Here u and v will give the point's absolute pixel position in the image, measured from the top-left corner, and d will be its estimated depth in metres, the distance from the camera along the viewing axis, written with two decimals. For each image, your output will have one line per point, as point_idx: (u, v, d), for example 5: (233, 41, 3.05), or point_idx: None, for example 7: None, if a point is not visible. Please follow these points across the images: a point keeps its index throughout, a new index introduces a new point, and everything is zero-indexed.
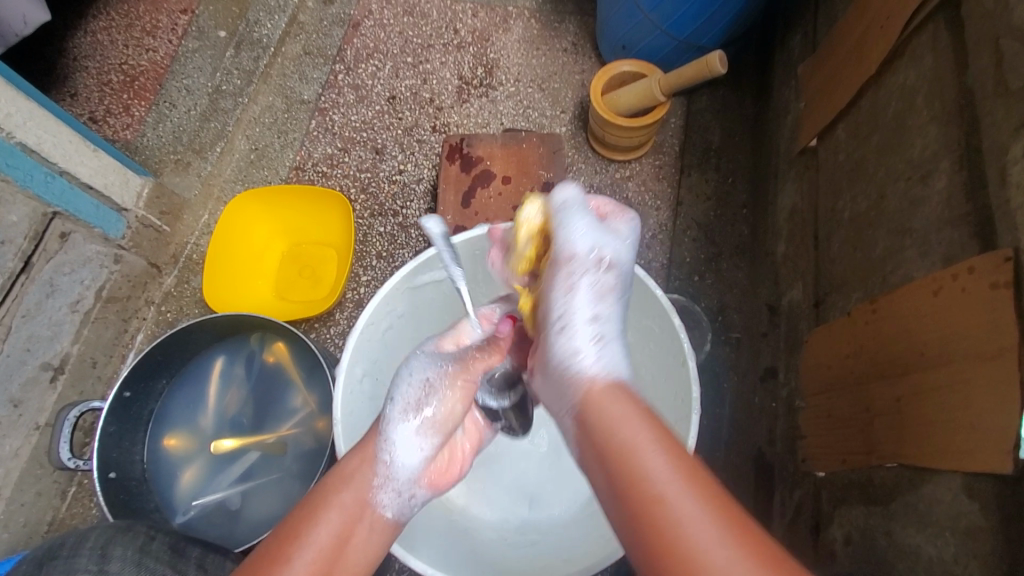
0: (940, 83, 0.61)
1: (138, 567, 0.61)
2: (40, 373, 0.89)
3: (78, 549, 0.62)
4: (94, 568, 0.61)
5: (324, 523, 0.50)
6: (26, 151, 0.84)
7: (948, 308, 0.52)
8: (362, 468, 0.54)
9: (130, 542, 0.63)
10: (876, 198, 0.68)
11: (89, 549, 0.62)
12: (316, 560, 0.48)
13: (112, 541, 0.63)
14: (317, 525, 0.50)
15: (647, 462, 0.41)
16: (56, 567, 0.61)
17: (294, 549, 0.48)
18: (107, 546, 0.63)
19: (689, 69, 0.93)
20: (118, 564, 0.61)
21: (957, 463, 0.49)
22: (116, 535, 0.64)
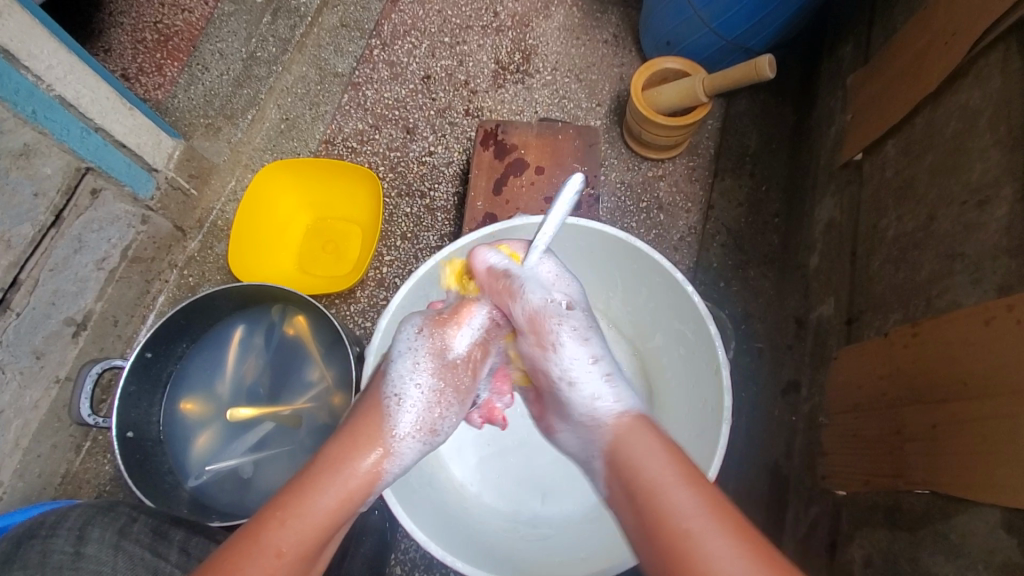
0: (1008, 106, 0.59)
1: (115, 552, 0.62)
2: (63, 328, 0.89)
3: (56, 529, 0.63)
4: (70, 551, 0.61)
5: (325, 494, 0.49)
6: (64, 105, 0.83)
7: (999, 339, 0.51)
8: (367, 440, 0.53)
9: (110, 523, 0.64)
10: (925, 220, 0.67)
11: (67, 531, 0.63)
12: (318, 527, 0.48)
13: (90, 523, 0.64)
14: (316, 502, 0.49)
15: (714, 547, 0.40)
16: (34, 548, 0.61)
17: (297, 513, 0.48)
18: (85, 528, 0.63)
19: (736, 72, 0.91)
20: (96, 547, 0.62)
21: (1000, 497, 0.48)
22: (95, 516, 0.65)
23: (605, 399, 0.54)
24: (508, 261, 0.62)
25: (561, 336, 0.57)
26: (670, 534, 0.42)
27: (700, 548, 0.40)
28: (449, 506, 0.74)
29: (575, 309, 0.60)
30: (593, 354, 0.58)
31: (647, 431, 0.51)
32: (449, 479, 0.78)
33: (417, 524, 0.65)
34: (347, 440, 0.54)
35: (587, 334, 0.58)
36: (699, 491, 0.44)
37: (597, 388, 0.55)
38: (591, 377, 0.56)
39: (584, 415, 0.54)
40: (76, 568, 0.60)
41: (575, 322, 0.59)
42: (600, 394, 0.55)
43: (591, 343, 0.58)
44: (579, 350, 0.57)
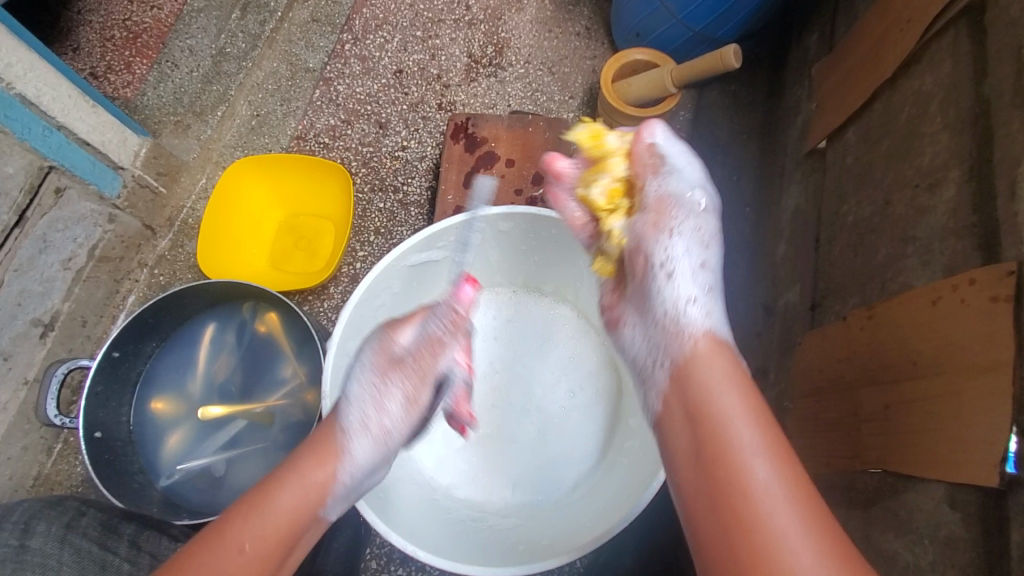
0: (956, 91, 0.60)
1: (61, 544, 0.61)
2: (29, 329, 0.88)
3: (1, 522, 0.62)
4: (14, 544, 0.60)
5: (284, 495, 0.52)
6: (25, 103, 0.82)
7: (946, 318, 0.52)
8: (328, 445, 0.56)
9: (57, 517, 0.64)
10: (881, 204, 0.68)
11: (12, 524, 0.62)
12: (278, 524, 0.51)
13: (37, 516, 0.63)
14: (273, 500, 0.52)
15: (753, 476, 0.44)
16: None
17: (259, 512, 0.51)
18: (31, 521, 0.63)
19: (702, 62, 0.92)
20: (41, 539, 0.61)
21: (944, 473, 0.49)
22: (41, 511, 0.64)
23: (696, 310, 0.58)
24: (666, 144, 0.65)
25: (670, 233, 0.61)
26: (715, 468, 0.46)
27: (750, 482, 0.44)
28: (418, 498, 0.74)
29: (702, 254, 0.62)
30: (700, 256, 0.62)
31: (726, 358, 0.54)
32: (420, 471, 0.78)
33: (383, 516, 0.66)
34: (297, 462, 0.55)
35: (695, 260, 0.61)
36: (747, 407, 0.49)
37: (689, 295, 0.59)
38: (698, 284, 0.60)
39: (665, 317, 0.59)
40: (19, 561, 0.59)
41: (707, 251, 0.62)
42: (704, 309, 0.58)
43: (692, 255, 0.61)
44: (688, 242, 0.62)
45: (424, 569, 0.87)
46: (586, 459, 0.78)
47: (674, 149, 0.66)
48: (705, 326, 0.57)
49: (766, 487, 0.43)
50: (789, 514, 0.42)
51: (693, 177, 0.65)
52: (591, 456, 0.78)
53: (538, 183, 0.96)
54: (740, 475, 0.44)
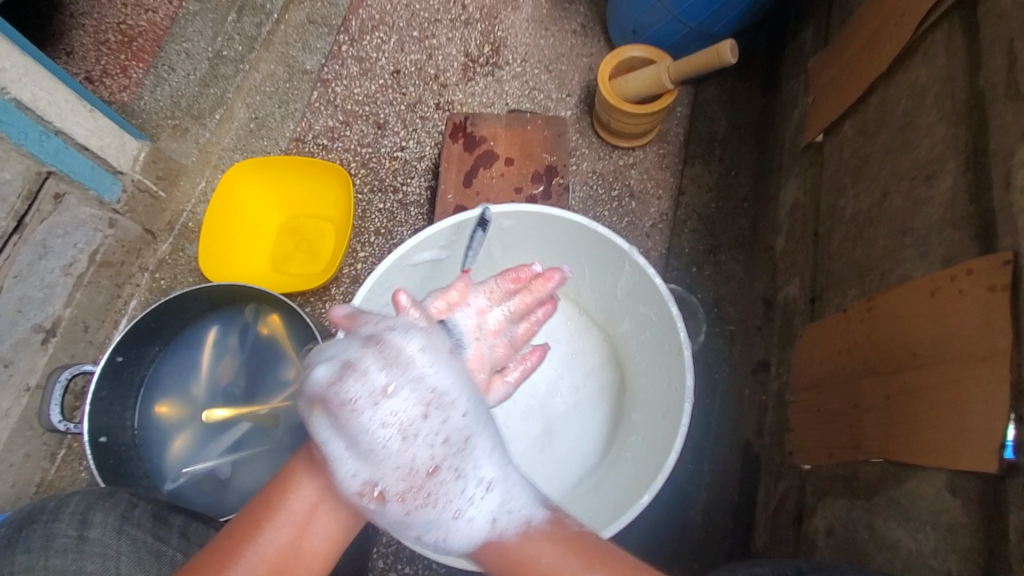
0: (951, 83, 0.60)
1: (118, 535, 0.62)
2: (31, 335, 0.88)
3: (58, 513, 0.63)
4: (73, 535, 0.62)
5: (293, 499, 0.55)
6: (20, 109, 0.82)
7: (943, 308, 0.53)
8: (324, 452, 0.56)
9: (112, 508, 0.64)
10: (879, 197, 0.68)
11: (69, 515, 0.63)
12: (285, 528, 0.54)
13: (92, 508, 0.63)
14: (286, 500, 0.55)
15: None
16: (36, 531, 0.62)
17: (265, 520, 0.54)
18: (87, 512, 0.63)
19: (699, 58, 0.93)
20: (98, 530, 0.62)
21: (944, 461, 0.50)
22: (97, 502, 0.64)
23: (463, 504, 0.56)
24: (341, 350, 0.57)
25: (375, 407, 0.55)
26: (516, 561, 0.55)
27: (539, 565, 0.55)
28: None
29: (432, 459, 0.56)
30: (477, 475, 0.57)
31: (547, 546, 0.56)
32: None
33: None
34: (279, 491, 0.56)
35: (417, 494, 0.56)
36: (550, 542, 0.56)
37: (458, 507, 0.56)
38: (455, 460, 0.56)
39: (439, 538, 0.57)
40: (80, 551, 0.61)
41: (484, 448, 0.58)
42: (479, 504, 0.56)
43: (443, 473, 0.56)
44: (457, 489, 0.56)
45: (431, 566, 0.87)
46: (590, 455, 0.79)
47: (411, 340, 0.57)
48: (523, 523, 0.56)
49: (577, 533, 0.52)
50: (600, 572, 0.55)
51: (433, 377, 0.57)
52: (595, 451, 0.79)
53: (537, 181, 0.96)
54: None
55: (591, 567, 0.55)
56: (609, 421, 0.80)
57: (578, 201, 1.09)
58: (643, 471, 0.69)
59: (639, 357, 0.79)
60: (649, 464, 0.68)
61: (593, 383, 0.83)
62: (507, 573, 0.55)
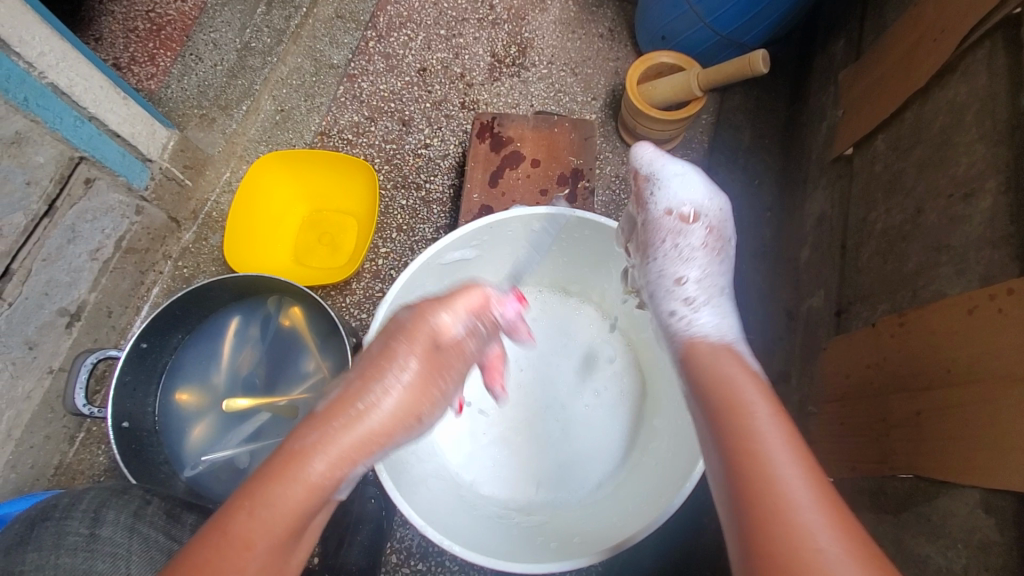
0: (993, 102, 0.60)
1: (130, 533, 0.62)
2: (56, 318, 0.89)
3: (70, 511, 0.63)
4: (85, 533, 0.62)
5: (274, 511, 0.46)
6: (57, 93, 0.82)
7: (982, 327, 0.53)
8: (312, 459, 0.48)
9: (125, 506, 0.64)
10: (912, 213, 0.68)
11: (81, 513, 0.63)
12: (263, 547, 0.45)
13: (105, 504, 0.64)
14: (270, 508, 0.46)
15: (778, 464, 0.43)
16: (48, 529, 0.61)
17: (247, 527, 0.45)
18: (100, 510, 0.63)
19: (731, 66, 0.93)
20: (110, 529, 0.62)
21: (979, 479, 0.50)
22: (111, 498, 0.64)
23: (706, 319, 0.64)
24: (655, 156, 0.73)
25: (695, 224, 0.71)
26: (725, 393, 0.51)
27: (753, 423, 0.47)
28: (447, 493, 0.75)
29: (711, 219, 0.72)
30: (714, 282, 0.69)
31: (760, 390, 0.51)
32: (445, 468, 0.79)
33: (421, 512, 0.67)
34: (260, 485, 0.46)
35: (718, 243, 0.72)
36: (765, 395, 0.50)
37: (707, 288, 0.68)
38: (710, 292, 0.67)
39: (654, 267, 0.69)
40: (91, 550, 0.61)
41: (715, 268, 0.70)
42: (719, 315, 0.65)
43: (716, 244, 0.71)
44: (715, 278, 0.69)
45: (444, 563, 0.88)
46: (611, 459, 0.79)
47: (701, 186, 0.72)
48: (755, 366, 0.56)
49: (772, 435, 0.46)
50: (788, 458, 0.44)
51: (713, 207, 0.72)
52: (615, 455, 0.80)
53: (563, 184, 0.96)
54: (751, 432, 0.46)
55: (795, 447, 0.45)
56: (631, 425, 0.81)
57: (601, 205, 1.09)
58: (666, 477, 0.69)
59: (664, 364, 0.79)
60: (673, 472, 0.68)
61: (615, 388, 0.83)
62: (713, 394, 0.52)
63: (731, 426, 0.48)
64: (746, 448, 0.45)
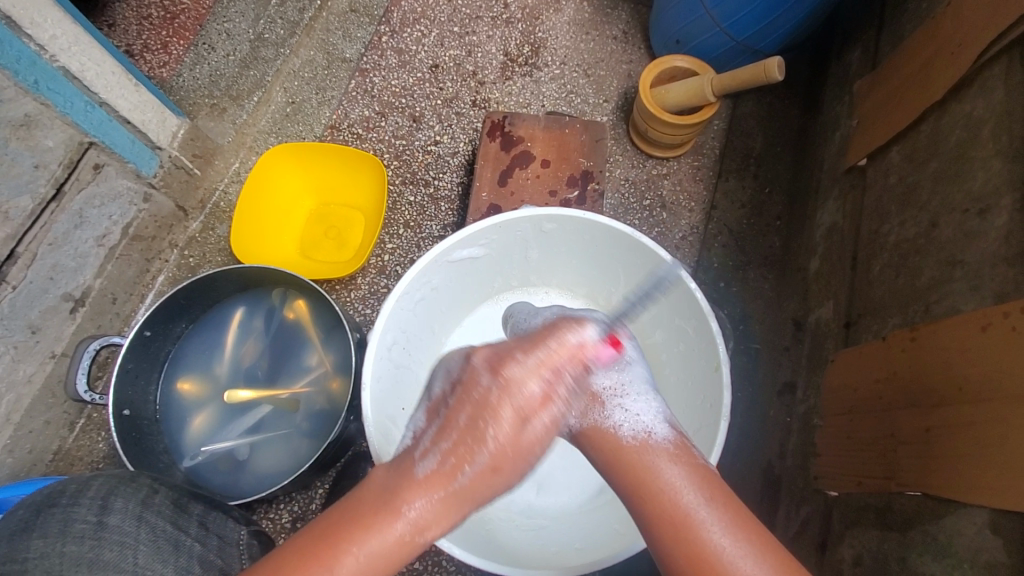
0: (1011, 117, 0.60)
1: (138, 523, 0.62)
2: (60, 304, 0.89)
3: (78, 498, 0.62)
4: (93, 521, 0.61)
5: (367, 561, 0.42)
6: (68, 77, 0.82)
7: (996, 345, 0.52)
8: (411, 511, 0.43)
9: (133, 494, 0.64)
10: (926, 227, 0.68)
11: (89, 500, 0.63)
12: None
13: (113, 493, 0.64)
14: (370, 561, 0.42)
15: (708, 533, 0.42)
16: (54, 516, 0.61)
17: (344, 575, 0.41)
18: (108, 497, 0.63)
19: (746, 73, 0.92)
20: (118, 517, 0.62)
21: (988, 499, 0.49)
22: (118, 486, 0.64)
23: (633, 409, 0.50)
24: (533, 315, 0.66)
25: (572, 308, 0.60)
26: (627, 469, 0.46)
27: (679, 498, 0.44)
28: None
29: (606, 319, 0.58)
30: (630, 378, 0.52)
31: (671, 457, 0.47)
32: None
33: None
34: (356, 535, 0.42)
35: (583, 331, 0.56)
36: (688, 471, 0.46)
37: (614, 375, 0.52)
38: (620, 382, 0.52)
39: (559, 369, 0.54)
40: (99, 538, 0.60)
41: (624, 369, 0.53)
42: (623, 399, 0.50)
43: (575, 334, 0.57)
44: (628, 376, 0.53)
45: (441, 563, 0.88)
46: None
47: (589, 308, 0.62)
48: (643, 430, 0.48)
49: (698, 516, 0.43)
50: (716, 519, 0.43)
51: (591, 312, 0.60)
52: None
53: (572, 185, 0.96)
54: (673, 504, 0.44)
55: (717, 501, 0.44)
56: None
57: (610, 208, 1.08)
58: None
59: (670, 371, 0.78)
60: None
61: None
62: (615, 471, 0.47)
63: (648, 515, 0.44)
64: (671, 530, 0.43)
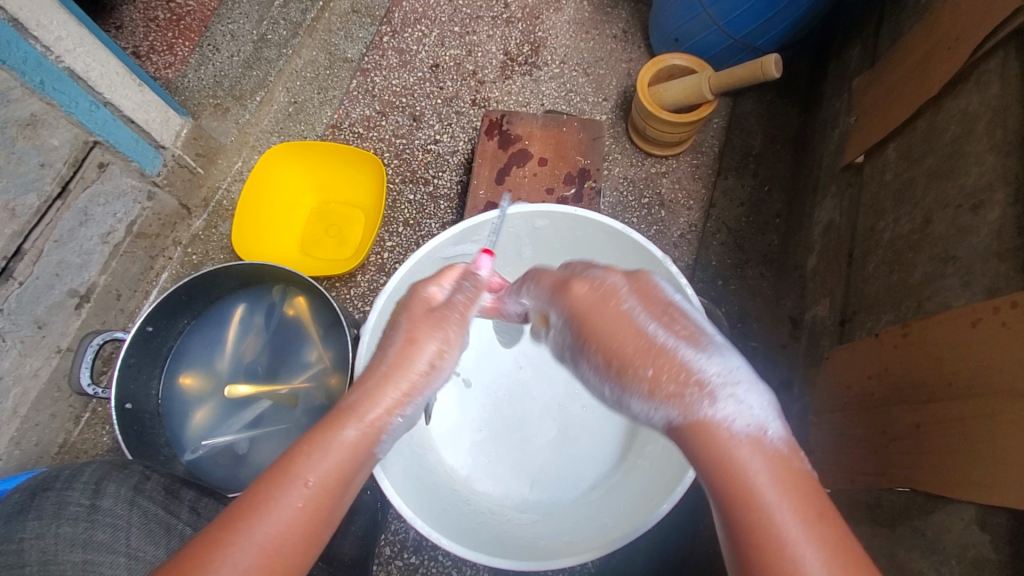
0: (1005, 111, 0.59)
1: (130, 506, 0.63)
2: (66, 299, 0.90)
3: (72, 482, 0.64)
4: (86, 504, 0.62)
5: (327, 453, 0.47)
6: (73, 77, 0.84)
7: (986, 340, 0.52)
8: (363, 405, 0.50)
9: (125, 480, 0.65)
10: (921, 222, 0.67)
11: (82, 485, 0.64)
12: (319, 487, 0.46)
13: (105, 478, 0.65)
14: (327, 455, 0.47)
15: (807, 561, 0.37)
16: (48, 499, 0.63)
17: (303, 466, 0.46)
18: (101, 482, 0.65)
19: (742, 70, 0.92)
20: (111, 500, 0.63)
21: (974, 495, 0.49)
22: (111, 472, 0.66)
23: (746, 407, 0.44)
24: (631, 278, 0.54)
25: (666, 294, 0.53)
26: (729, 480, 0.40)
27: (782, 521, 0.38)
28: (440, 485, 0.76)
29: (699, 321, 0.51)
30: (742, 383, 0.46)
31: (772, 466, 0.41)
32: (440, 461, 0.80)
33: (413, 503, 0.67)
34: (314, 434, 0.48)
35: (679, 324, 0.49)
36: (785, 478, 0.40)
37: (732, 379, 0.45)
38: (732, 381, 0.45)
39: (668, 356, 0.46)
40: (91, 520, 0.62)
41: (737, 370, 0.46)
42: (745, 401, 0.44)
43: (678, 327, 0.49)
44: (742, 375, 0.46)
45: (438, 558, 0.88)
46: (606, 461, 0.79)
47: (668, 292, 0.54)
48: (755, 429, 0.42)
49: (798, 540, 0.37)
50: (814, 543, 0.37)
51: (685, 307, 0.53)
52: (610, 458, 0.79)
53: (570, 183, 0.96)
54: (773, 522, 0.38)
55: (820, 521, 0.38)
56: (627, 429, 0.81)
57: (608, 206, 1.09)
58: (660, 479, 0.69)
59: None
60: (666, 475, 0.68)
61: None
62: (717, 480, 0.41)
63: (746, 525, 0.39)
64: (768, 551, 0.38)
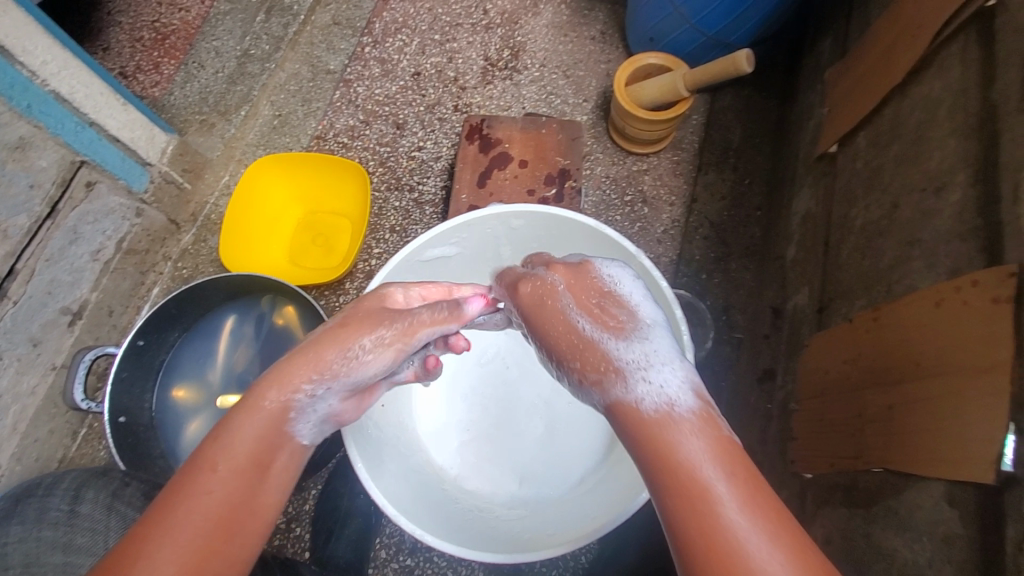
0: (965, 95, 0.61)
1: (108, 511, 0.65)
2: (59, 317, 0.92)
3: (53, 489, 0.67)
4: (65, 509, 0.65)
5: (236, 437, 0.51)
6: (59, 99, 0.86)
7: (949, 319, 0.53)
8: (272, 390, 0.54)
9: (104, 486, 0.67)
10: (889, 208, 0.68)
11: (63, 491, 0.67)
12: (234, 468, 0.50)
13: (85, 484, 0.67)
14: (237, 438, 0.51)
15: (721, 508, 0.41)
16: (31, 505, 0.65)
17: (213, 450, 0.51)
18: (80, 489, 0.67)
19: (716, 66, 0.93)
20: (89, 506, 0.65)
21: (943, 470, 0.50)
22: (89, 479, 0.68)
23: (662, 378, 0.48)
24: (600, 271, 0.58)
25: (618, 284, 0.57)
26: (650, 443, 0.45)
27: (697, 473, 0.42)
28: (428, 485, 0.77)
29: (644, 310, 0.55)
30: (666, 359, 0.50)
31: (690, 427, 0.45)
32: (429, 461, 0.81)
33: (398, 502, 0.68)
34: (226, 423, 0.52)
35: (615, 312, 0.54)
36: (707, 440, 0.44)
37: (654, 355, 0.50)
38: (656, 359, 0.50)
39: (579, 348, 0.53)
40: (71, 525, 0.63)
41: (658, 346, 0.51)
42: (661, 373, 0.49)
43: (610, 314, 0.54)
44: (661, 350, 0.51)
45: (432, 559, 0.89)
46: (593, 455, 0.80)
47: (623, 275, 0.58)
48: (665, 402, 0.47)
49: (719, 490, 0.41)
50: (731, 490, 0.41)
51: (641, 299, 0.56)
52: (597, 451, 0.80)
53: (550, 184, 0.97)
54: (693, 474, 0.42)
55: (732, 470, 0.42)
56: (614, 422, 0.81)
57: (591, 205, 1.10)
58: None
59: None
60: None
61: None
62: (642, 445, 0.46)
63: (676, 486, 0.42)
64: (691, 500, 0.41)
